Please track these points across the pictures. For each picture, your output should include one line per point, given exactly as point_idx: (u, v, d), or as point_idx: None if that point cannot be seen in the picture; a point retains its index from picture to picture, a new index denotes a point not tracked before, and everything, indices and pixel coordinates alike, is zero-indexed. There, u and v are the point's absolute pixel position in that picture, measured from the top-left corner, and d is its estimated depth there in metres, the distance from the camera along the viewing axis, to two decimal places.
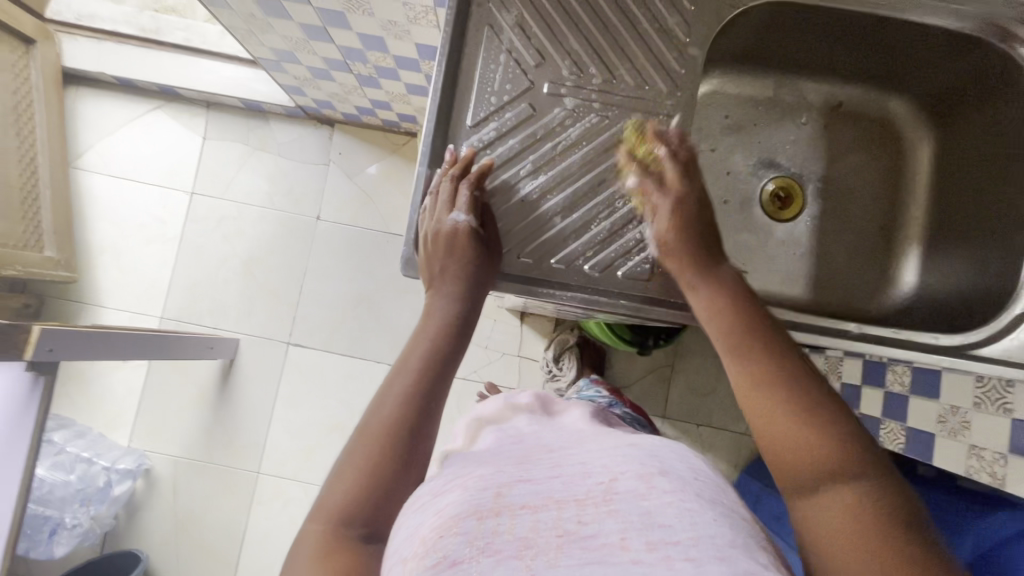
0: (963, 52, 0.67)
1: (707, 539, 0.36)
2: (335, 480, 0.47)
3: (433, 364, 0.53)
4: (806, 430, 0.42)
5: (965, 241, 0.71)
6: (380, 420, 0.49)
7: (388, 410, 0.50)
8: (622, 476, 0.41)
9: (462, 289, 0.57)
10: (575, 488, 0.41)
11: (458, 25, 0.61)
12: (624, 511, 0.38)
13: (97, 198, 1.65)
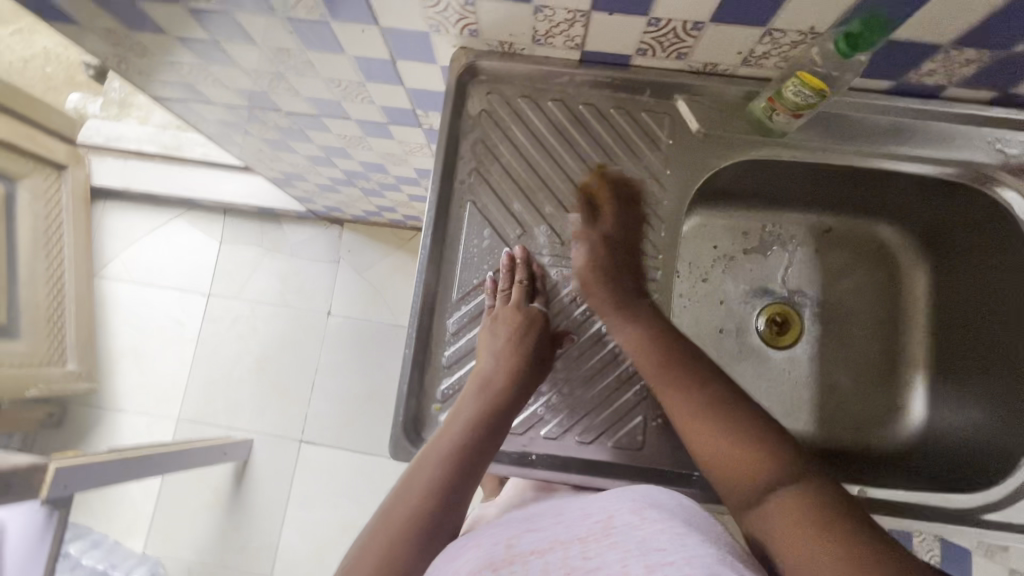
0: (945, 192, 0.68)
1: (699, 556, 0.41)
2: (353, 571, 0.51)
3: (467, 452, 0.55)
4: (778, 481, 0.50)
5: (977, 381, 0.69)
6: (408, 503, 0.54)
7: (422, 488, 0.54)
8: (618, 516, 0.50)
9: (514, 369, 0.59)
10: (579, 531, 0.50)
11: (442, 206, 0.64)
12: (623, 542, 0.46)
13: (120, 304, 1.72)
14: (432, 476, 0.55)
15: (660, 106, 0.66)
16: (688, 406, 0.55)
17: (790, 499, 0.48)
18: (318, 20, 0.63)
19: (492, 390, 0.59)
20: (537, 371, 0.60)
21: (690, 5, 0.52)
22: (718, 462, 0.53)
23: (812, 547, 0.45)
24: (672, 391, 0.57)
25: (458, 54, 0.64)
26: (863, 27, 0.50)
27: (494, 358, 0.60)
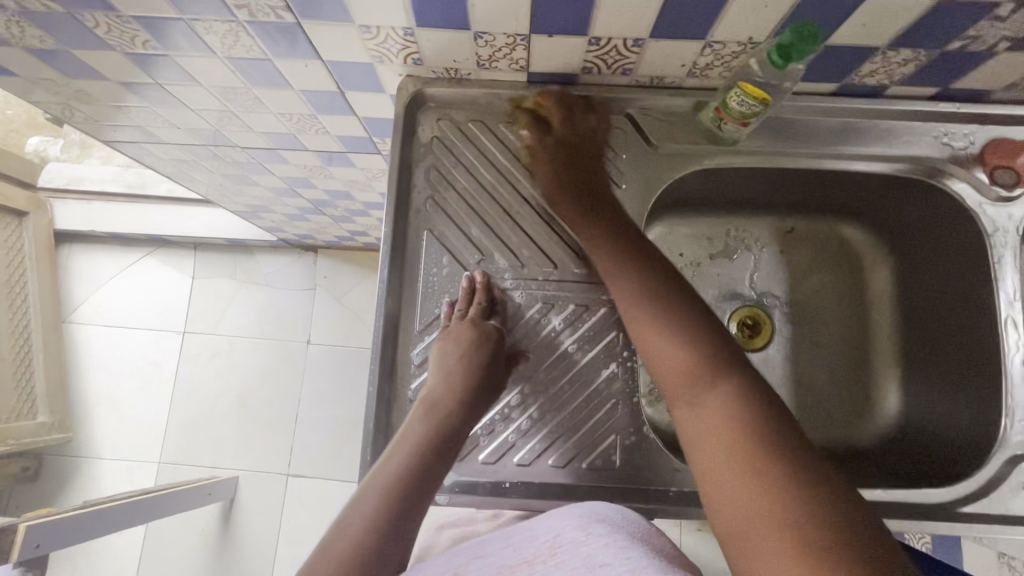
0: (898, 187, 0.69)
1: (642, 568, 0.44)
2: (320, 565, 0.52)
3: (427, 455, 0.55)
4: (746, 441, 0.46)
5: (944, 372, 0.70)
6: (366, 503, 0.54)
7: (381, 486, 0.54)
8: (564, 530, 0.51)
9: (471, 379, 0.59)
10: (527, 551, 0.53)
11: (398, 237, 0.63)
12: (569, 560, 0.48)
13: (92, 348, 1.67)
14: (392, 475, 0.54)
15: (611, 122, 0.66)
16: (670, 350, 0.53)
17: (753, 462, 0.45)
18: (259, 58, 0.62)
19: (442, 406, 0.58)
20: (488, 385, 0.60)
21: (627, 23, 0.53)
22: (687, 403, 0.51)
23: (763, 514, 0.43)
24: (654, 334, 0.55)
25: (404, 83, 0.64)
26: (794, 39, 0.51)
27: (448, 361, 0.60)
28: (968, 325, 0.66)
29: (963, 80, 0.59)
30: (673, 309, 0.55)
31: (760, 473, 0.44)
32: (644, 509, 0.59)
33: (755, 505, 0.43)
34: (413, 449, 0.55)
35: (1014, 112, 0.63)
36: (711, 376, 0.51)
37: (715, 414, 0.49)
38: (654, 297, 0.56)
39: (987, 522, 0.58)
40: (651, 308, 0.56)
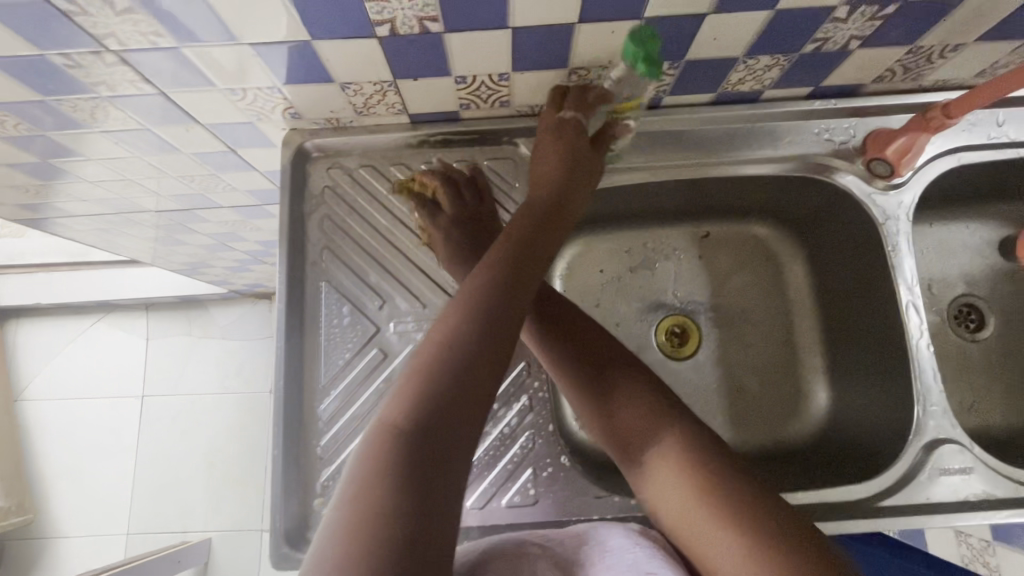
0: (795, 186, 0.69)
1: None
2: (397, 404, 0.41)
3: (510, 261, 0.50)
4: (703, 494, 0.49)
5: (864, 363, 0.71)
6: (443, 334, 0.45)
7: (468, 303, 0.46)
8: (612, 536, 0.51)
9: (554, 167, 0.59)
10: (575, 544, 0.51)
11: (295, 292, 0.62)
12: (615, 565, 0.47)
13: (49, 424, 1.63)
14: (483, 283, 0.48)
15: (500, 152, 0.66)
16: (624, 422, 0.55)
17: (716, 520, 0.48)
18: (138, 128, 0.62)
19: (483, 292, 0.47)
20: (539, 256, 0.53)
21: (485, 59, 0.53)
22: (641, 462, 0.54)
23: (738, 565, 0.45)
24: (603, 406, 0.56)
25: (289, 135, 0.63)
26: (640, 52, 0.50)
27: (543, 161, 0.60)
28: (877, 314, 0.68)
29: (832, 77, 0.61)
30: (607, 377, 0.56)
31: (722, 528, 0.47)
32: None
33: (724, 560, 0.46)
34: (459, 338, 0.44)
35: (888, 101, 0.64)
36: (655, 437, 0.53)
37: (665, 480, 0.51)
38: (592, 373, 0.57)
39: (910, 512, 0.58)
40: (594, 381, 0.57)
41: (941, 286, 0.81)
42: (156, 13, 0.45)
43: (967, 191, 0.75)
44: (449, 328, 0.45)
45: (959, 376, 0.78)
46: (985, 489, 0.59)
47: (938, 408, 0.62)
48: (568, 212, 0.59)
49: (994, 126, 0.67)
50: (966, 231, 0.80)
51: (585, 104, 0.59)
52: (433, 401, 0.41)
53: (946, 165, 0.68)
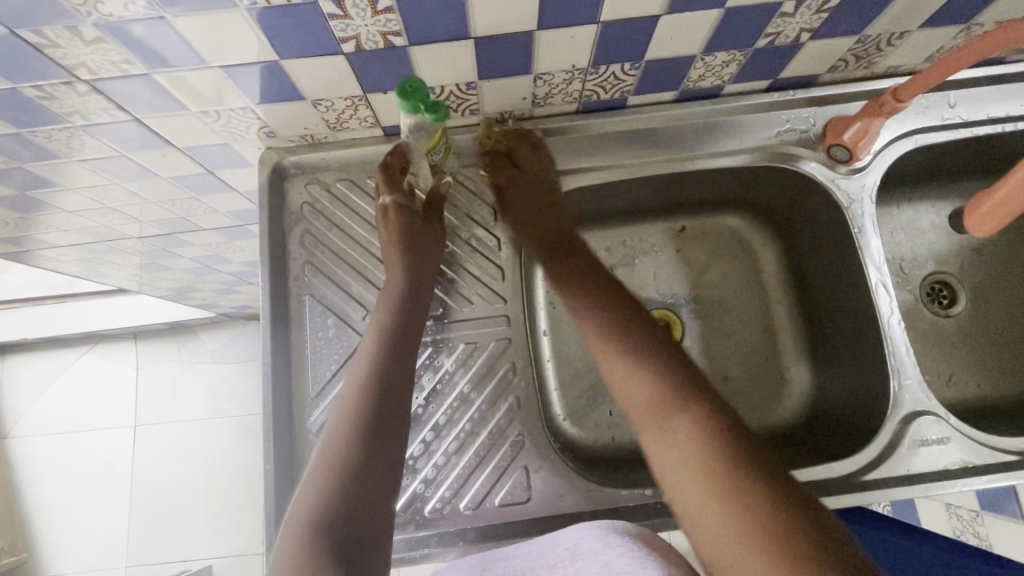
0: (762, 175, 0.72)
1: None
2: (309, 480, 0.51)
3: (394, 326, 0.59)
4: (727, 461, 0.49)
5: (841, 344, 0.72)
6: (343, 407, 0.55)
7: (357, 374, 0.57)
8: (583, 540, 0.53)
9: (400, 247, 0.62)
10: (547, 555, 0.54)
11: (279, 308, 0.63)
12: (588, 569, 0.51)
13: (40, 460, 1.61)
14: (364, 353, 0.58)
15: (475, 160, 0.67)
16: (645, 389, 0.55)
17: (723, 487, 0.48)
18: (114, 155, 0.63)
19: (360, 385, 0.56)
20: (407, 328, 0.59)
21: (451, 69, 0.54)
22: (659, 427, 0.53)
23: (742, 533, 0.46)
24: (619, 366, 0.57)
25: (264, 154, 0.64)
26: (416, 102, 0.51)
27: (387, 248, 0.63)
28: (850, 295, 0.70)
29: (788, 69, 0.63)
30: (645, 342, 0.58)
31: (734, 494, 0.47)
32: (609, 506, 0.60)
33: (726, 524, 0.46)
34: (350, 428, 0.53)
35: (845, 89, 0.67)
36: (679, 404, 0.53)
37: (677, 438, 0.52)
38: (630, 344, 0.58)
39: (891, 484, 0.60)
40: (627, 343, 0.58)
41: (912, 265, 0.83)
42: (126, 41, 0.47)
43: (928, 171, 0.78)
44: (346, 426, 0.53)
45: (937, 350, 0.80)
46: (964, 458, 0.60)
47: (913, 381, 0.63)
48: (429, 263, 0.63)
49: (947, 108, 0.70)
50: (931, 211, 0.83)
51: (396, 178, 0.63)
52: (342, 473, 0.51)
53: (905, 148, 0.70)
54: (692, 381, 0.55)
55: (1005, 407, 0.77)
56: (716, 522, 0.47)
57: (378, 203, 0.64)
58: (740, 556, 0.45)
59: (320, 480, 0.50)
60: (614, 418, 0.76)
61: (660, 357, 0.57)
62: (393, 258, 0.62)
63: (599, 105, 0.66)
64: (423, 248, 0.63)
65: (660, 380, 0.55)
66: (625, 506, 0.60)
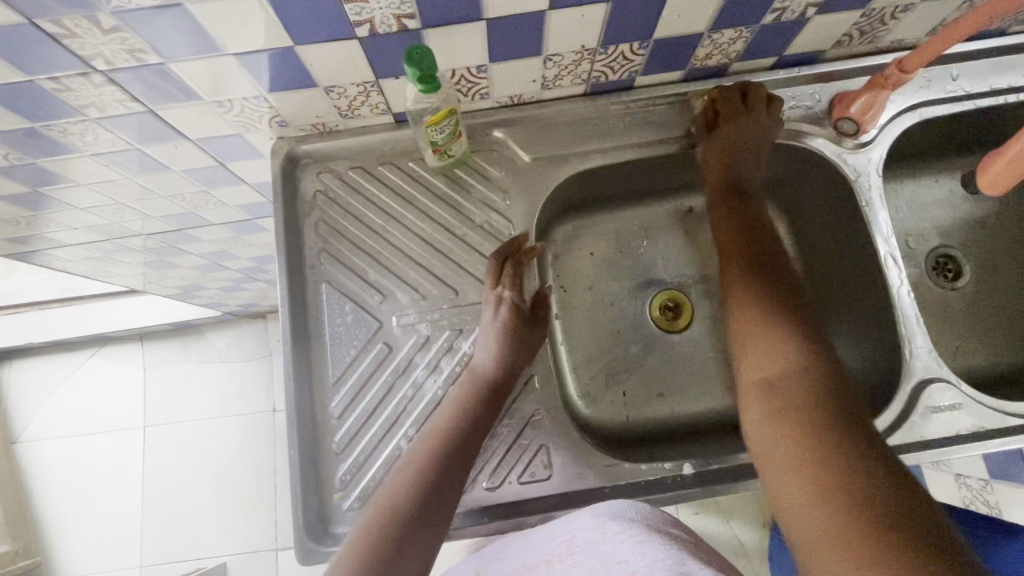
0: (771, 152, 0.72)
1: (659, 561, 0.47)
2: (394, 481, 0.56)
3: (491, 385, 0.60)
4: (834, 436, 0.49)
5: (852, 316, 0.73)
6: (423, 447, 0.57)
7: (446, 416, 0.59)
8: (580, 531, 0.53)
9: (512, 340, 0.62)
10: (544, 551, 0.55)
11: (297, 295, 0.63)
12: (587, 559, 0.51)
13: (49, 463, 1.62)
14: (454, 400, 0.59)
15: (485, 144, 0.68)
16: (769, 362, 0.56)
17: (815, 456, 0.48)
18: (127, 148, 0.63)
19: (449, 426, 0.58)
20: (500, 387, 0.61)
21: (462, 50, 0.55)
22: (765, 395, 0.55)
23: (818, 497, 0.46)
24: (758, 333, 0.58)
25: (277, 144, 0.65)
26: (423, 70, 0.49)
27: (487, 332, 0.62)
28: (859, 268, 0.71)
29: (794, 45, 0.64)
30: (784, 320, 0.58)
31: (833, 462, 0.47)
32: (674, 489, 0.60)
33: (803, 483, 0.48)
34: (432, 458, 0.56)
35: (849, 65, 0.68)
36: (816, 372, 0.54)
37: (782, 407, 0.53)
38: (782, 318, 0.58)
39: (907, 450, 0.61)
40: (767, 318, 0.58)
41: (916, 239, 0.85)
42: (141, 30, 0.47)
43: (931, 146, 0.79)
44: (425, 453, 0.57)
45: (944, 322, 0.82)
46: (975, 423, 0.61)
47: (926, 350, 0.64)
48: (536, 339, 0.65)
49: (950, 81, 0.71)
50: (935, 185, 0.84)
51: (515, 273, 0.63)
52: (415, 499, 0.54)
53: (912, 121, 0.71)
54: (833, 365, 0.54)
55: (1011, 376, 0.78)
56: (794, 481, 0.49)
57: (492, 292, 0.63)
58: (810, 513, 0.46)
59: (403, 488, 0.55)
60: (628, 397, 0.77)
61: (807, 337, 0.57)
62: (495, 343, 0.61)
63: (607, 86, 0.66)
64: (529, 339, 0.63)
65: (796, 353, 0.55)
66: (645, 481, 0.60)
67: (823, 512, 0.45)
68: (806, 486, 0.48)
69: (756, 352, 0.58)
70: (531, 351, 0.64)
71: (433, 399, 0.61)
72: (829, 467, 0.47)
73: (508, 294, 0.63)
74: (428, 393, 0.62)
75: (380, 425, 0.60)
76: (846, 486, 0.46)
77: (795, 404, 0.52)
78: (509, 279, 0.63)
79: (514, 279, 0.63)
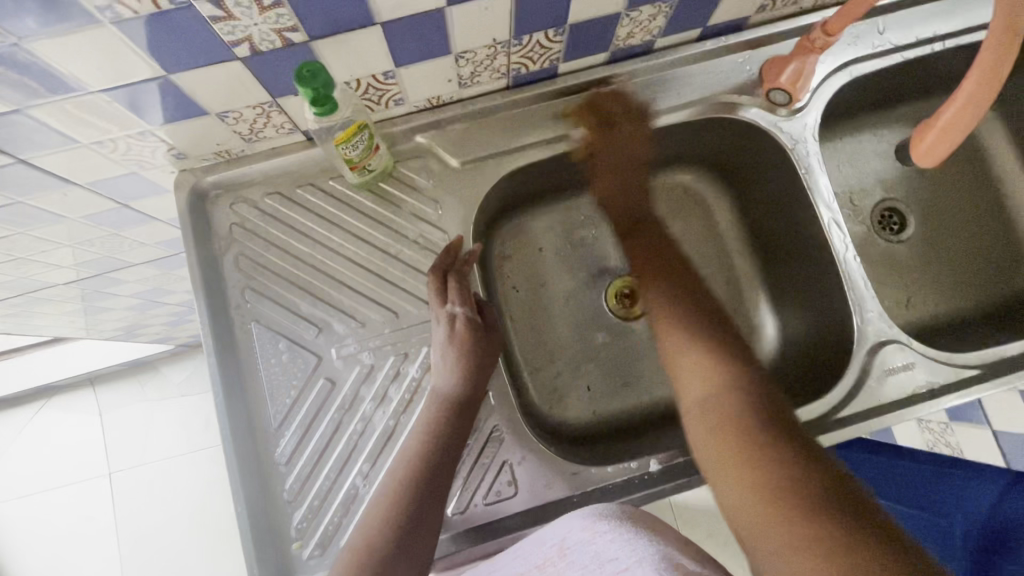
0: (703, 126, 0.70)
1: (648, 558, 0.45)
2: (359, 525, 0.53)
3: (457, 402, 0.57)
4: (756, 429, 0.50)
5: (804, 285, 0.73)
6: (393, 478, 0.54)
7: (415, 443, 0.55)
8: (571, 534, 0.51)
9: (468, 355, 0.58)
10: (535, 556, 0.52)
11: (224, 340, 0.59)
12: (579, 560, 0.48)
13: (12, 526, 1.53)
14: (422, 424, 0.56)
15: (410, 153, 0.64)
16: (688, 365, 0.57)
17: (757, 457, 0.48)
18: (8, 203, 0.57)
19: (418, 453, 0.55)
20: (467, 403, 0.58)
21: (361, 58, 0.50)
22: (703, 400, 0.54)
23: (753, 484, 0.47)
24: (682, 344, 0.58)
25: (180, 178, 0.60)
26: (316, 90, 0.44)
27: (440, 350, 0.59)
28: (805, 236, 0.70)
29: (716, 15, 0.61)
30: (699, 326, 0.60)
31: (761, 452, 0.48)
32: (645, 488, 0.59)
33: (741, 476, 0.47)
34: (404, 488, 0.53)
35: (776, 29, 0.65)
36: (735, 375, 0.54)
37: (720, 397, 0.53)
38: (698, 334, 0.58)
39: (866, 417, 0.61)
40: (680, 331, 0.60)
41: (860, 196, 0.85)
42: None
43: (864, 101, 0.78)
44: (395, 483, 0.54)
45: (895, 277, 0.82)
46: (929, 380, 0.62)
47: (877, 312, 0.64)
48: (495, 347, 0.61)
49: (876, 36, 0.69)
50: (873, 139, 0.84)
51: (460, 285, 0.60)
52: (387, 535, 0.51)
53: (843, 81, 0.70)
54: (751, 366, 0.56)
55: (960, 321, 0.79)
56: (729, 471, 0.49)
57: (442, 310, 0.59)
58: (746, 499, 0.46)
59: (366, 531, 0.52)
60: (593, 392, 0.76)
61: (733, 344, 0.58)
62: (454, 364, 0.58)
63: (529, 77, 0.63)
64: (486, 348, 0.60)
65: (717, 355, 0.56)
66: (614, 483, 0.59)
67: (777, 517, 0.44)
68: (753, 491, 0.46)
69: (679, 363, 0.58)
70: (491, 361, 0.61)
71: (386, 431, 0.58)
72: (772, 470, 0.47)
73: (457, 309, 0.59)
74: (380, 426, 0.58)
75: (333, 466, 0.57)
76: (794, 488, 0.45)
77: (732, 402, 0.52)
78: (457, 292, 0.59)
79: (463, 293, 0.60)
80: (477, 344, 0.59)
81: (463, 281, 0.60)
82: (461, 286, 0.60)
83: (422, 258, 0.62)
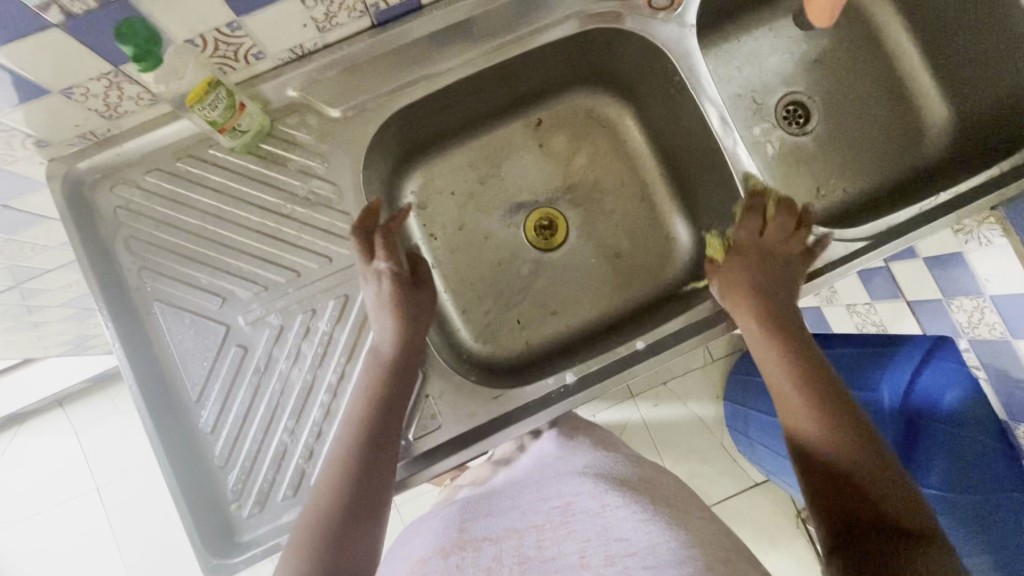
0: (584, 41, 0.70)
1: (662, 544, 0.45)
2: (320, 483, 0.54)
3: (401, 354, 0.58)
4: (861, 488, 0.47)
5: (707, 187, 0.74)
6: (347, 433, 0.55)
7: (362, 396, 0.56)
8: (578, 502, 0.54)
9: (401, 308, 0.59)
10: (536, 516, 0.54)
11: (127, 324, 0.59)
12: (581, 530, 0.50)
13: (11, 553, 1.55)
14: (366, 379, 0.57)
15: (288, 109, 0.63)
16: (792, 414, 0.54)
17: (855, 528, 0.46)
18: None
19: (364, 405, 0.56)
20: (410, 353, 0.59)
21: (194, 9, 0.48)
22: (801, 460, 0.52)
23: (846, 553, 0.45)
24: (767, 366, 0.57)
25: (50, 169, 0.58)
26: (139, 45, 0.46)
27: (374, 308, 0.58)
28: (699, 137, 0.71)
29: None
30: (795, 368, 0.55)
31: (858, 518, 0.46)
32: (562, 398, 0.61)
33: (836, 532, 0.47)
34: (354, 440, 0.54)
35: None
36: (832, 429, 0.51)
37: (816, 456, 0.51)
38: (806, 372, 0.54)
39: None
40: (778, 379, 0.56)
41: (763, 93, 0.85)
42: None
43: None
44: (347, 436, 0.54)
45: (804, 167, 0.84)
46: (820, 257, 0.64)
47: None
48: (428, 299, 0.62)
49: None
50: (768, 35, 0.85)
51: (385, 242, 0.59)
52: (347, 484, 0.52)
53: None
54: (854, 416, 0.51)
55: (868, 202, 0.82)
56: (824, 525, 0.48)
57: (369, 268, 0.58)
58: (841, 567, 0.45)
59: (327, 489, 0.53)
60: (523, 323, 0.78)
61: (833, 380, 0.53)
62: (387, 316, 0.58)
63: (392, 12, 0.60)
64: (420, 299, 0.61)
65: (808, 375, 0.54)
66: (534, 398, 0.62)
67: None
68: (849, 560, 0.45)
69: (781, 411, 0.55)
70: (425, 312, 0.61)
71: (305, 386, 0.59)
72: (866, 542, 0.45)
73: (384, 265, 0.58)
74: (298, 383, 0.59)
75: (258, 426, 0.59)
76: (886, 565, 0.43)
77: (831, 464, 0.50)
78: (383, 247, 0.58)
79: (390, 248, 0.59)
80: (409, 298, 0.59)
81: (388, 238, 0.59)
82: (387, 243, 0.59)
83: (312, 214, 0.62)
